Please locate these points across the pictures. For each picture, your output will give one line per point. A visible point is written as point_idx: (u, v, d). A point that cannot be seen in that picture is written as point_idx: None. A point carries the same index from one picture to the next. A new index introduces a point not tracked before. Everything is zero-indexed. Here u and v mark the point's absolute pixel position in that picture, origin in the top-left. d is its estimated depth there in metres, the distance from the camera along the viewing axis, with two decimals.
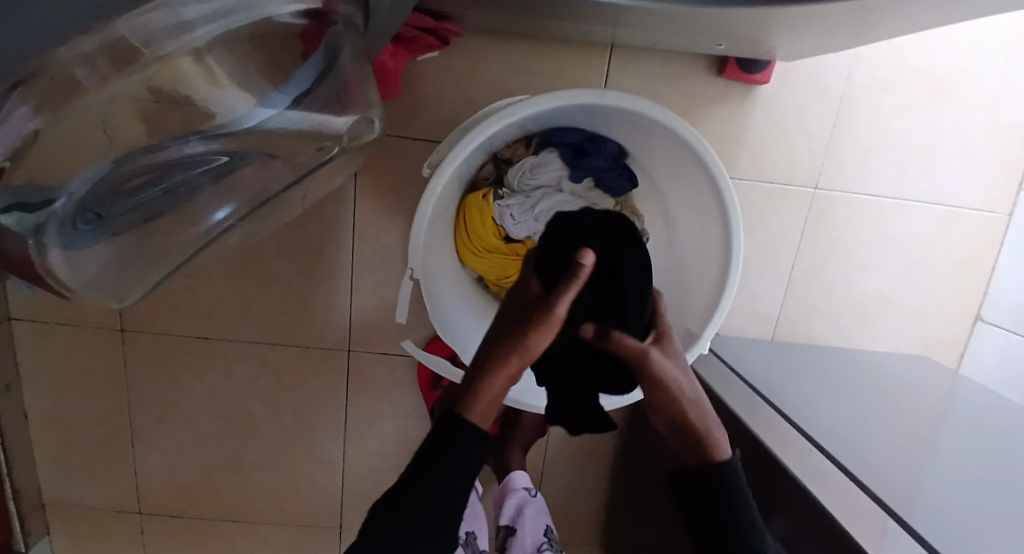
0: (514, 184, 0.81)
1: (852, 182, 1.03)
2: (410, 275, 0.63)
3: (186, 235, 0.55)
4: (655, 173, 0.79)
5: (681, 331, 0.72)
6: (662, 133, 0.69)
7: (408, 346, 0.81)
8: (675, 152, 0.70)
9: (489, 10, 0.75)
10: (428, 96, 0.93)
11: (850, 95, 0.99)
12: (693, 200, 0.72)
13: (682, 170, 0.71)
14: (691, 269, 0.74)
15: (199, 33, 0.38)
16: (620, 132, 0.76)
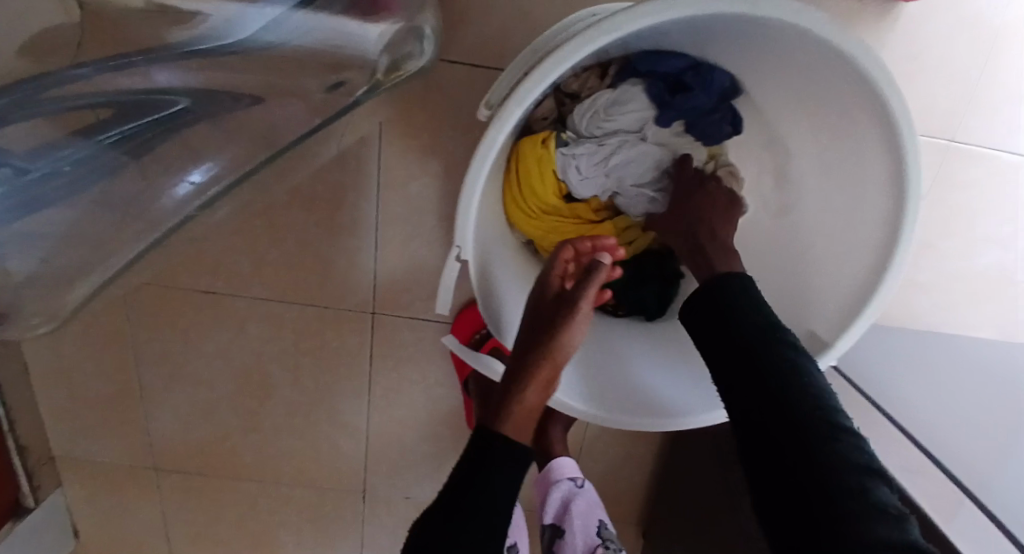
0: (581, 127, 0.64)
1: (993, 134, 0.83)
2: (458, 253, 0.53)
3: (156, 218, 0.39)
4: (775, 120, 0.61)
5: (802, 330, 0.57)
6: (807, 65, 0.50)
7: (450, 341, 0.66)
8: (822, 93, 0.51)
9: None
10: (473, 8, 0.73)
11: (1010, 20, 0.76)
12: (834, 160, 0.55)
13: (825, 119, 0.53)
14: (820, 253, 0.57)
15: None
16: (740, 61, 0.56)
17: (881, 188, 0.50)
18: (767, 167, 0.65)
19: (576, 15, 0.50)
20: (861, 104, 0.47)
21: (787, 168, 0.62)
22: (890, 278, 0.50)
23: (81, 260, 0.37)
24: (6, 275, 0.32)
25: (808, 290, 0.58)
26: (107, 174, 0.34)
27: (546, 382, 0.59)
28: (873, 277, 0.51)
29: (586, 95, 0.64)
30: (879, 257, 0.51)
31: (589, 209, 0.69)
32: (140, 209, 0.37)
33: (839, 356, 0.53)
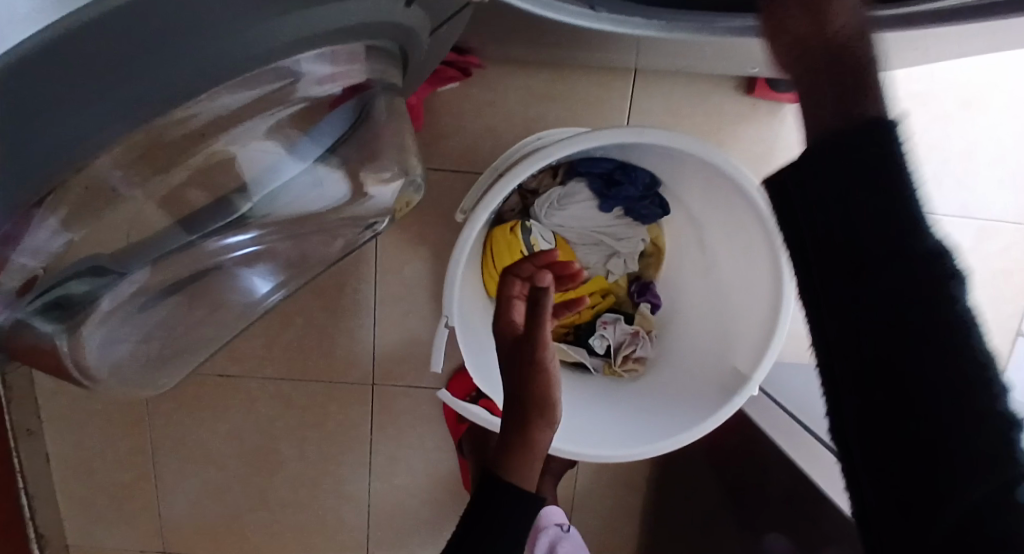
0: (541, 216, 0.80)
1: None
2: (446, 325, 0.66)
3: (226, 298, 0.52)
4: (690, 204, 0.76)
5: (730, 370, 0.70)
6: (700, 165, 0.67)
7: (444, 398, 0.79)
8: (713, 183, 0.68)
9: (511, 44, 0.74)
10: (450, 127, 0.91)
11: None
12: (734, 232, 0.71)
13: (723, 203, 0.70)
14: (737, 306, 0.71)
15: (237, 114, 0.34)
16: (656, 161, 0.73)
17: (769, 253, 0.65)
18: (691, 241, 0.79)
19: (525, 140, 0.68)
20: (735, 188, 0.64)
21: (703, 242, 0.77)
22: (783, 320, 0.64)
23: (179, 338, 0.52)
24: (117, 352, 0.46)
25: (733, 337, 0.71)
26: (205, 274, 0.47)
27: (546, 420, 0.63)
28: (773, 318, 0.65)
29: (542, 191, 0.81)
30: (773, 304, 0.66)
31: None
32: (221, 305, 0.53)
33: (757, 386, 0.65)
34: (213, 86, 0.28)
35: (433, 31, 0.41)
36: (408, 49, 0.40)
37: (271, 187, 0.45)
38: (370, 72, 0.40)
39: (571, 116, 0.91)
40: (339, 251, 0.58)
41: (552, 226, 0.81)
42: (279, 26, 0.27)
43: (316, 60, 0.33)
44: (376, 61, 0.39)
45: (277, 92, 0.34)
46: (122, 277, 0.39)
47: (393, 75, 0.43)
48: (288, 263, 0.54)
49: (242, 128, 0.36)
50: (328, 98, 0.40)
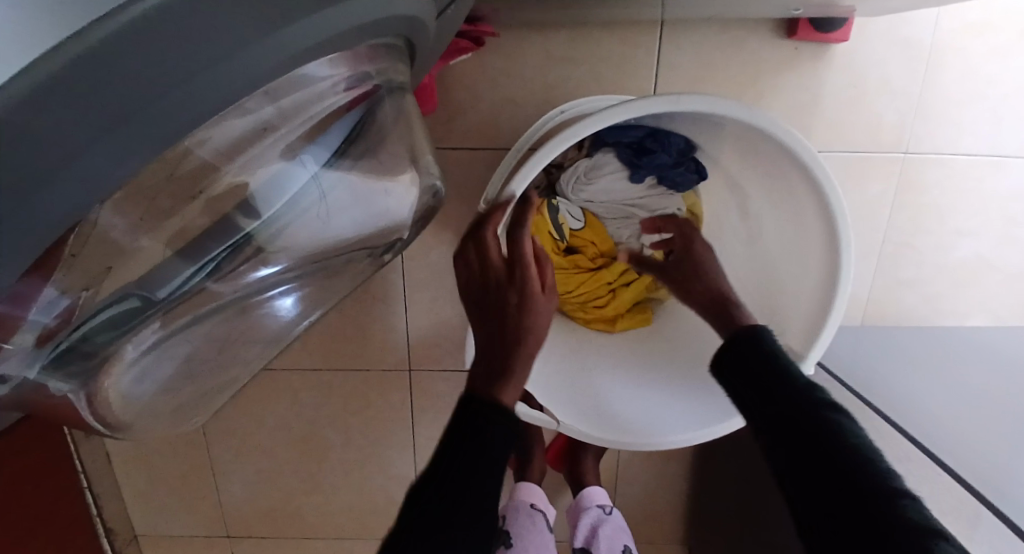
0: (569, 192, 0.75)
1: (944, 142, 0.91)
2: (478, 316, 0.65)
3: (257, 326, 0.50)
4: (730, 166, 0.71)
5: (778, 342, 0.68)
6: (744, 130, 0.62)
7: None
8: (757, 145, 0.63)
9: (527, 7, 0.68)
10: (467, 102, 0.86)
11: (936, 46, 0.86)
12: (779, 195, 0.67)
13: (767, 166, 0.65)
14: (782, 274, 0.68)
15: (246, 141, 0.31)
16: (689, 124, 0.68)
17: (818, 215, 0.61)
18: (730, 204, 0.75)
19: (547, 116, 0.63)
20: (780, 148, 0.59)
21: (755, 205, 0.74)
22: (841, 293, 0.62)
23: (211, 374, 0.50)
24: (146, 388, 0.44)
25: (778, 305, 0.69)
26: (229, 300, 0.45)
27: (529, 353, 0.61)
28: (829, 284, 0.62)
29: (568, 164, 0.76)
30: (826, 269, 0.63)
31: (586, 257, 0.80)
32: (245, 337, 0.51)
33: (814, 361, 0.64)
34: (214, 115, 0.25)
35: (440, 14, 0.38)
36: (415, 38, 0.37)
37: (284, 198, 0.43)
38: (378, 72, 0.37)
39: (594, 79, 0.85)
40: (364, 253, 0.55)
41: (581, 201, 0.77)
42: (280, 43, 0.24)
43: (329, 68, 0.31)
44: (383, 56, 0.36)
45: (291, 113, 0.32)
46: (142, 316, 0.38)
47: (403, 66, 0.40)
48: (318, 283, 0.51)
49: (252, 156, 0.34)
50: (343, 104, 0.37)
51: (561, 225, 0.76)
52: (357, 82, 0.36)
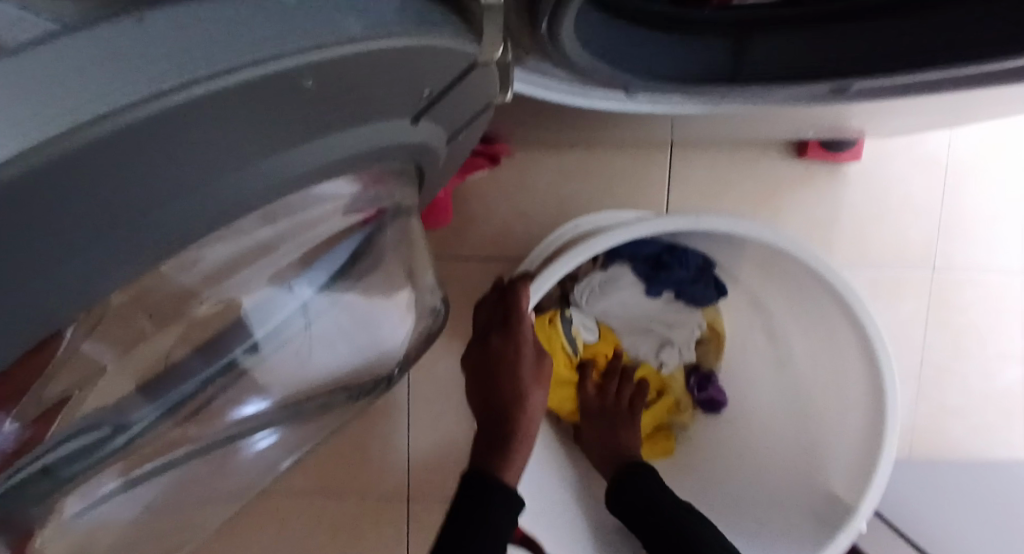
0: (582, 304, 0.72)
1: (976, 261, 0.88)
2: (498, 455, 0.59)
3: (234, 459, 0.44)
4: (750, 286, 0.69)
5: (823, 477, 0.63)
6: (766, 248, 0.60)
7: None
8: (779, 266, 0.61)
9: (541, 129, 0.69)
10: (480, 215, 0.86)
11: (953, 167, 0.86)
12: (808, 319, 0.64)
13: (792, 287, 0.63)
14: (823, 398, 0.64)
15: (240, 259, 0.28)
16: (707, 242, 0.66)
17: (855, 336, 0.58)
18: (754, 323, 0.71)
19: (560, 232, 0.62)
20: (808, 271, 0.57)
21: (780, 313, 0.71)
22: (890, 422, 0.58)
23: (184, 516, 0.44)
24: (101, 521, 0.38)
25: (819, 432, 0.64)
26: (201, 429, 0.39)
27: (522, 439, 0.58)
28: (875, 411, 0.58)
29: (582, 276, 0.74)
30: (870, 395, 0.59)
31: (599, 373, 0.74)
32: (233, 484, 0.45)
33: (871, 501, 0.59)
34: (194, 250, 0.21)
35: (450, 140, 0.37)
36: (425, 164, 0.35)
37: (269, 325, 0.39)
38: (384, 194, 0.35)
39: (608, 195, 0.86)
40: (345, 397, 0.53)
41: (594, 314, 0.73)
42: (260, 176, 0.19)
43: (336, 191, 0.29)
44: (390, 180, 0.34)
45: (291, 232, 0.30)
46: (99, 453, 0.33)
47: (413, 185, 0.39)
48: (307, 422, 0.47)
49: (241, 277, 0.31)
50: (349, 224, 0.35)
51: (575, 337, 0.71)
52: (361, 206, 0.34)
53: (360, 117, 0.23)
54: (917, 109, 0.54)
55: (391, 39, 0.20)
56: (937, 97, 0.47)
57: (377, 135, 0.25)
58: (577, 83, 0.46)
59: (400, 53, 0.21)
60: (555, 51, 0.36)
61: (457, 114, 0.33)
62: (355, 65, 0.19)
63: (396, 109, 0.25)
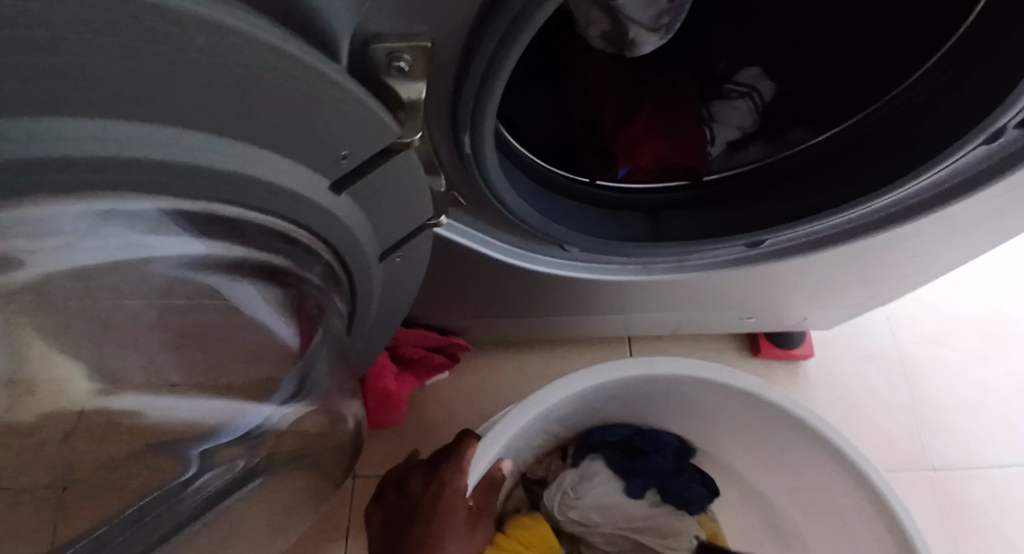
0: (555, 512, 0.61)
1: (969, 454, 0.86)
2: None
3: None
4: (730, 462, 0.64)
5: None
6: (735, 405, 0.58)
7: None
8: (752, 426, 0.60)
9: (499, 317, 0.70)
10: (436, 419, 0.80)
11: (908, 358, 0.92)
12: (801, 480, 0.60)
13: (771, 448, 0.61)
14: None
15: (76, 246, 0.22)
16: (677, 419, 0.63)
17: (853, 483, 0.55)
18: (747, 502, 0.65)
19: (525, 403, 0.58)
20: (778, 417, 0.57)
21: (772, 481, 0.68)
22: None
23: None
24: None
25: None
26: None
27: None
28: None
29: (551, 477, 0.64)
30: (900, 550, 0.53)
31: None
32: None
33: None
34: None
35: (383, 252, 0.36)
36: (351, 259, 0.33)
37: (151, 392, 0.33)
38: (292, 265, 0.32)
39: None
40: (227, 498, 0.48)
41: (570, 526, 0.61)
42: (35, 126, 0.15)
43: (226, 222, 0.26)
44: (300, 255, 0.32)
45: (154, 247, 0.25)
46: None
47: (342, 298, 0.37)
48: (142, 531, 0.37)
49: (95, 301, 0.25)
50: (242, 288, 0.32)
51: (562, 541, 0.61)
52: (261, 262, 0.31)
53: (259, 146, 0.22)
54: (845, 273, 0.58)
55: (272, 42, 0.19)
56: (853, 242, 0.50)
57: (279, 189, 0.24)
58: (519, 236, 0.49)
59: (295, 78, 0.21)
60: (490, 196, 0.40)
61: (387, 219, 0.33)
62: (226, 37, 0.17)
63: (307, 162, 0.24)
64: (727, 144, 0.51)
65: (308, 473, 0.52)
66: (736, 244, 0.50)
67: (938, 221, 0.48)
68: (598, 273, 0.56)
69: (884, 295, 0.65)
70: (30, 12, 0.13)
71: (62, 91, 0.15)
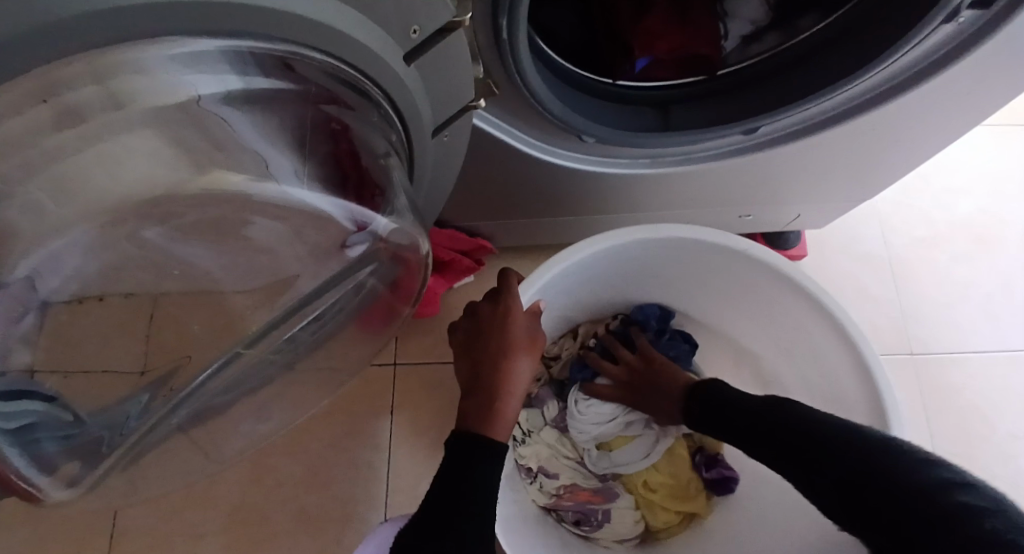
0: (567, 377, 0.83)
1: (950, 343, 0.96)
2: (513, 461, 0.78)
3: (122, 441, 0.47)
4: (722, 315, 0.80)
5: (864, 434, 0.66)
6: (723, 259, 0.70)
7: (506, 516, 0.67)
8: (743, 285, 0.73)
9: (521, 221, 0.80)
10: None
11: (897, 260, 1.00)
12: (783, 321, 0.73)
13: (757, 301, 0.74)
14: (825, 372, 0.70)
15: (211, 65, 0.28)
16: (683, 284, 0.77)
17: (818, 317, 0.66)
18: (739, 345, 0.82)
19: (557, 285, 0.69)
20: (762, 268, 0.68)
21: (765, 353, 0.80)
22: (878, 367, 0.62)
23: (86, 443, 0.46)
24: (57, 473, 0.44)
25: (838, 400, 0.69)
26: (64, 420, 0.43)
27: (508, 386, 0.55)
28: (871, 385, 0.62)
29: (563, 354, 0.84)
30: (849, 357, 0.65)
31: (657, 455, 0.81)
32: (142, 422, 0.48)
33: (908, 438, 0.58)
34: (154, 48, 0.24)
35: (435, 129, 0.44)
36: (413, 134, 0.42)
37: (255, 177, 0.36)
38: (362, 124, 0.39)
39: None
40: (303, 352, 0.60)
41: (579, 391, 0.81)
42: None
43: (321, 73, 0.33)
44: (375, 118, 0.39)
45: (258, 85, 0.31)
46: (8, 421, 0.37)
47: (400, 166, 0.44)
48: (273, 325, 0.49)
49: (225, 129, 0.32)
50: (319, 140, 0.40)
51: None
52: (338, 107, 0.37)
53: (357, 15, 0.29)
54: (825, 160, 0.67)
55: None
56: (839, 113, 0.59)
57: (370, 53, 0.31)
58: (542, 135, 0.56)
59: None
60: (523, 84, 0.46)
61: (440, 99, 0.41)
62: None
63: (387, 36, 0.32)
64: (742, 38, 0.57)
65: (373, 324, 0.65)
66: (734, 132, 0.58)
67: (905, 102, 0.57)
68: (612, 168, 0.64)
69: (861, 180, 0.75)
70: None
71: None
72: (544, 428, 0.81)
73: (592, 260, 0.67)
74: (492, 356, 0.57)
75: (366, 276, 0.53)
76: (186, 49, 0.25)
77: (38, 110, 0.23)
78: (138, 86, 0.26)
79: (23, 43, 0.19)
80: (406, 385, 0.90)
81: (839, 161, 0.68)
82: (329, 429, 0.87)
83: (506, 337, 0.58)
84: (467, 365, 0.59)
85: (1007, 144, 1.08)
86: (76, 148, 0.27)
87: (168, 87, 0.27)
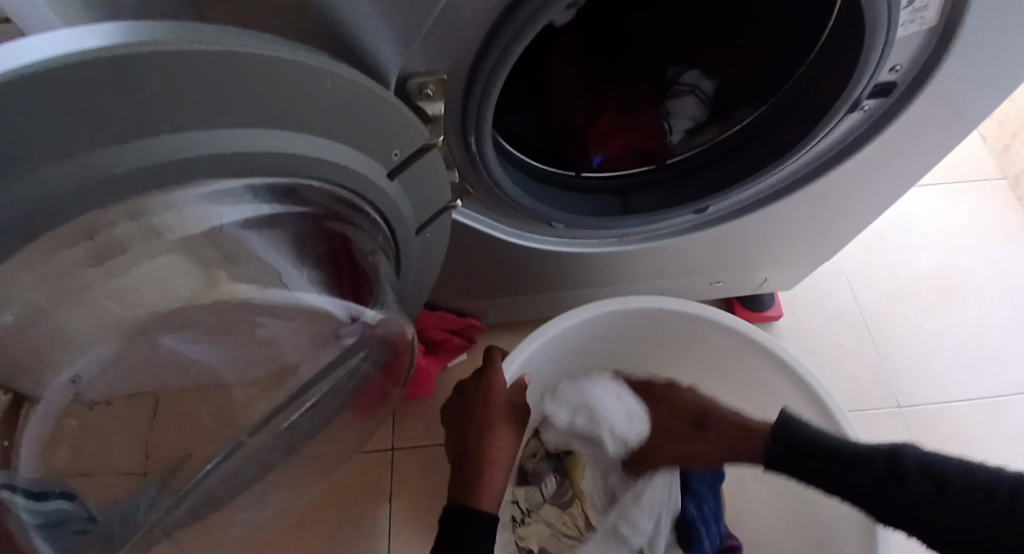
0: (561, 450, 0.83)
1: (932, 393, 0.99)
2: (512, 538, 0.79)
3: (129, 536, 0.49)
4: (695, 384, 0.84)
5: None
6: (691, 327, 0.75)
7: None
8: (712, 351, 0.78)
9: (506, 301, 0.85)
10: None
11: (869, 315, 1.05)
12: (752, 384, 0.78)
13: (726, 366, 0.79)
14: None
15: (231, 203, 0.34)
16: (656, 354, 0.82)
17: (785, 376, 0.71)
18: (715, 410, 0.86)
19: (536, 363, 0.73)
20: (727, 332, 0.73)
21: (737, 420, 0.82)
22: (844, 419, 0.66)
23: None
24: None
25: None
26: (81, 516, 0.43)
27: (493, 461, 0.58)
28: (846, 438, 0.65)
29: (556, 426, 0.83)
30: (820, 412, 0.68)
31: None
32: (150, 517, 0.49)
33: None
34: (184, 190, 0.30)
35: (419, 229, 0.50)
36: (399, 237, 0.47)
37: (265, 286, 0.44)
38: (354, 230, 0.46)
39: None
40: (302, 439, 0.63)
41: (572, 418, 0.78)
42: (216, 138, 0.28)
43: (318, 195, 0.39)
44: (365, 226, 0.45)
45: (265, 209, 0.38)
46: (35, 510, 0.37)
47: (387, 261, 0.50)
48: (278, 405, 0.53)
49: (237, 241, 0.39)
50: (317, 244, 0.46)
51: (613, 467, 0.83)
52: (333, 219, 0.44)
53: (348, 150, 0.36)
54: (776, 230, 0.74)
55: (356, 81, 0.32)
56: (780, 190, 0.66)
57: (357, 176, 0.37)
58: (515, 224, 0.63)
59: (369, 105, 0.34)
60: (493, 183, 0.53)
61: (421, 204, 0.47)
62: (319, 79, 0.30)
63: (373, 161, 0.38)
64: (686, 131, 0.66)
65: (369, 408, 0.69)
66: (686, 212, 0.65)
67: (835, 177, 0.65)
68: (583, 249, 0.70)
69: (815, 246, 0.81)
70: (246, 79, 0.27)
71: (250, 113, 0.28)
72: (544, 505, 0.80)
73: (566, 333, 0.72)
74: (478, 431, 0.60)
75: (359, 359, 0.58)
76: (210, 190, 0.31)
77: (84, 247, 0.29)
78: (169, 220, 0.32)
79: (81, 198, 0.24)
80: (403, 467, 0.91)
81: (784, 233, 0.76)
82: (328, 520, 0.88)
83: (489, 412, 0.61)
84: (454, 441, 0.62)
85: (955, 200, 1.17)
86: (114, 270, 0.32)
87: (194, 218, 0.33)
